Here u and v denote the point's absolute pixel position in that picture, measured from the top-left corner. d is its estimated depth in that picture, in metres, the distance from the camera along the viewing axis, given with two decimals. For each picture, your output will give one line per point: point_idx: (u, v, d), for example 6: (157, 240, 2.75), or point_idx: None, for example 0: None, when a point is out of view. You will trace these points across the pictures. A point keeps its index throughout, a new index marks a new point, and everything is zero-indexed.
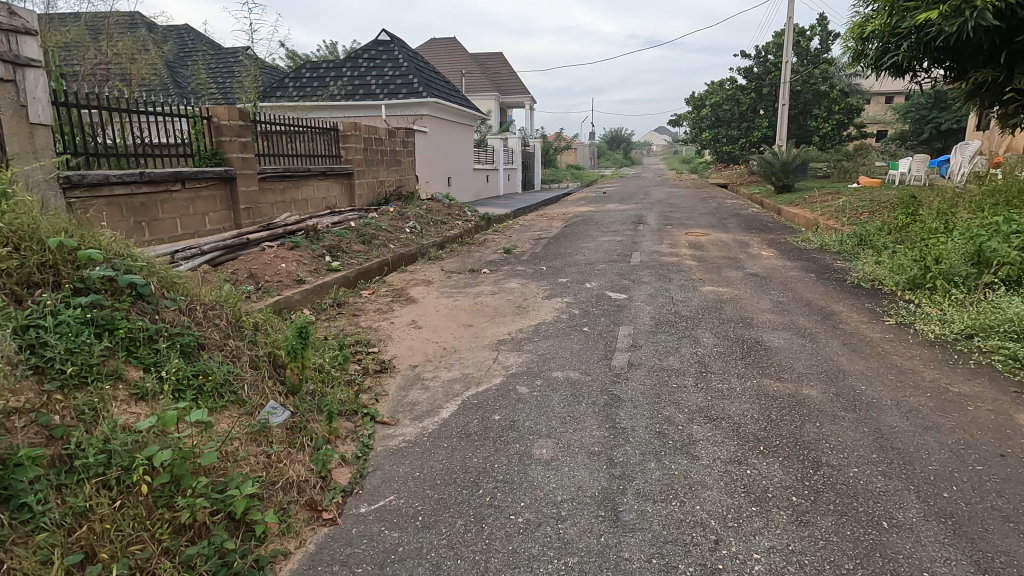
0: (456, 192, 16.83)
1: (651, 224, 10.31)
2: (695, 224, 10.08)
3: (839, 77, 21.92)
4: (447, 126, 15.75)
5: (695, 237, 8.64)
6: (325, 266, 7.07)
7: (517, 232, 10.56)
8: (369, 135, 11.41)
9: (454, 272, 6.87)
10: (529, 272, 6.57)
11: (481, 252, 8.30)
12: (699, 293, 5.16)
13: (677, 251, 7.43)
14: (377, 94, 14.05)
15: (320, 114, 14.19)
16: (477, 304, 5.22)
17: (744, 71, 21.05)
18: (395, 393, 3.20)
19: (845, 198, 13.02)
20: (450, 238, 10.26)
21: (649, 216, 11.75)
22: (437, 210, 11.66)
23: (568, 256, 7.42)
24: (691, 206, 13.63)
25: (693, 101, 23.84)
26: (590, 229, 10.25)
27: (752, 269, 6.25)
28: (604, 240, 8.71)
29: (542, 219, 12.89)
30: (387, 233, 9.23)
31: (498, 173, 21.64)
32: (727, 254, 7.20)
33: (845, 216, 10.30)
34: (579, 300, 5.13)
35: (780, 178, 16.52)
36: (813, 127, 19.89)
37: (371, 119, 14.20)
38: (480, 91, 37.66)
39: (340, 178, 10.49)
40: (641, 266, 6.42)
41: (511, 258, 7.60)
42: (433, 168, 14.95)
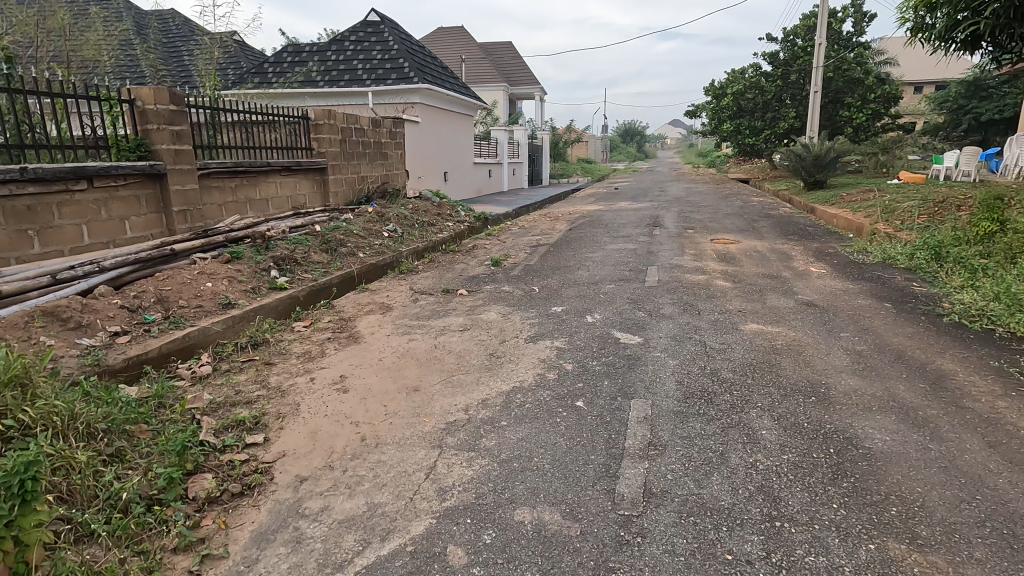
0: (454, 189, 15.47)
1: (669, 228, 8.88)
2: (720, 229, 8.64)
3: (874, 63, 20.17)
4: (443, 116, 14.37)
5: (722, 246, 7.21)
6: (268, 284, 5.75)
7: (513, 236, 9.19)
8: (347, 126, 10.10)
9: (424, 293, 5.52)
10: (516, 295, 5.20)
11: (465, 263, 6.94)
12: (739, 336, 3.76)
13: (703, 266, 6.03)
14: (364, 79, 12.74)
15: (301, 103, 12.94)
16: (437, 347, 3.87)
17: (769, 57, 19.39)
18: (240, 557, 1.86)
19: (889, 197, 11.45)
20: (435, 243, 8.93)
21: (667, 217, 10.31)
22: (424, 209, 10.31)
23: (567, 271, 6.04)
24: (713, 206, 12.18)
25: (713, 90, 22.21)
26: (597, 233, 8.86)
27: (802, 293, 4.83)
28: (613, 249, 7.32)
29: (545, 219, 11.47)
30: (357, 238, 7.90)
31: (502, 167, 20.24)
32: (766, 270, 5.77)
33: (897, 220, 8.80)
34: (574, 343, 3.75)
35: (812, 173, 14.95)
36: (845, 118, 18.25)
37: (357, 107, 12.90)
38: (488, 82, 36.19)
39: (310, 174, 9.17)
40: (659, 289, 5.03)
41: (499, 273, 6.23)
42: (426, 162, 13.61)
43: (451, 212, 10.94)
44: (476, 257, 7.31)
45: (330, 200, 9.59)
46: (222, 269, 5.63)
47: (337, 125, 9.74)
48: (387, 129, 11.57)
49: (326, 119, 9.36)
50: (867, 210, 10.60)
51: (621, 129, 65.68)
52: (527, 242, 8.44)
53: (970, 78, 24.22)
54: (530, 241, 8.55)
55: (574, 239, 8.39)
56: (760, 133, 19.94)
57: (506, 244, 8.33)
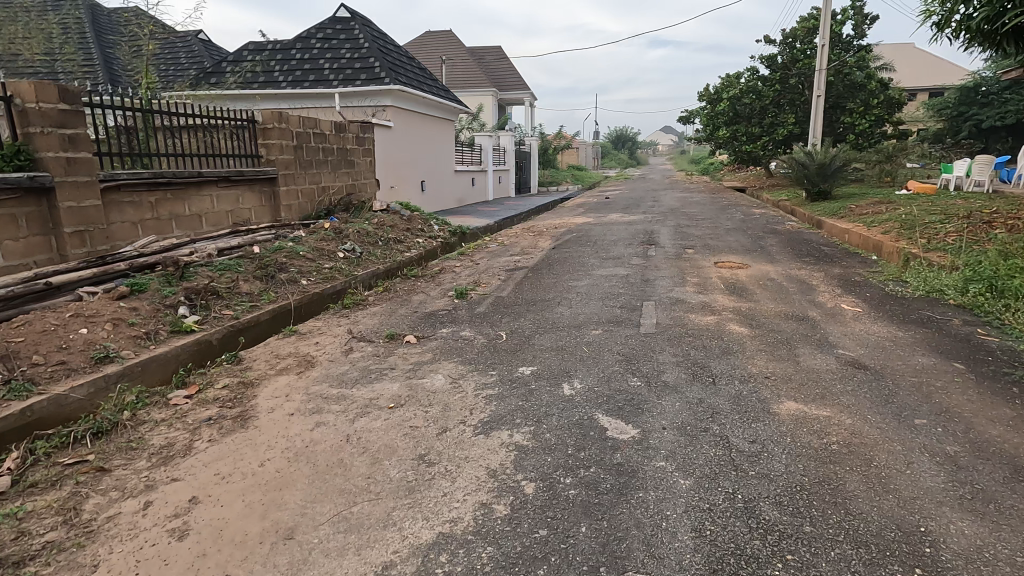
0: (432, 200, 14.39)
1: (665, 247, 7.83)
2: (723, 249, 7.60)
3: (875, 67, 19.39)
4: (419, 120, 13.29)
5: (729, 272, 6.17)
6: (170, 325, 4.60)
7: (488, 256, 8.09)
8: (305, 130, 9.00)
9: (363, 339, 4.40)
10: (477, 344, 4.11)
11: (425, 294, 5.83)
12: (773, 426, 2.66)
13: (709, 300, 4.96)
14: (331, 80, 11.68)
15: (263, 105, 11.87)
16: (350, 440, 2.74)
17: (767, 60, 18.48)
18: None
19: (904, 211, 10.48)
20: (397, 265, 7.83)
21: (662, 233, 9.27)
22: (391, 224, 9.19)
23: (544, 308, 4.95)
24: (712, 219, 11.17)
25: (707, 95, 21.31)
26: (584, 253, 7.80)
27: (842, 346, 3.75)
28: (601, 275, 6.25)
29: (529, 234, 10.38)
30: (302, 261, 6.78)
31: (487, 175, 19.20)
32: (786, 308, 4.71)
33: (922, 239, 7.80)
34: (542, 437, 2.63)
35: (815, 183, 14.01)
36: (847, 124, 17.38)
37: (324, 111, 11.82)
38: (476, 87, 35.26)
39: (257, 185, 8.02)
40: (657, 339, 3.94)
41: (462, 309, 5.12)
42: (400, 171, 12.52)
43: (423, 227, 9.84)
44: (440, 286, 6.20)
45: (282, 213, 8.43)
46: (110, 306, 4.48)
47: (292, 129, 8.62)
48: (352, 135, 10.47)
49: (277, 122, 8.24)
50: (882, 225, 9.62)
51: (613, 135, 64.95)
52: (502, 264, 7.35)
53: (972, 84, 23.50)
54: (507, 263, 7.45)
55: (557, 261, 7.31)
56: (757, 140, 19.05)
57: (478, 267, 7.22)
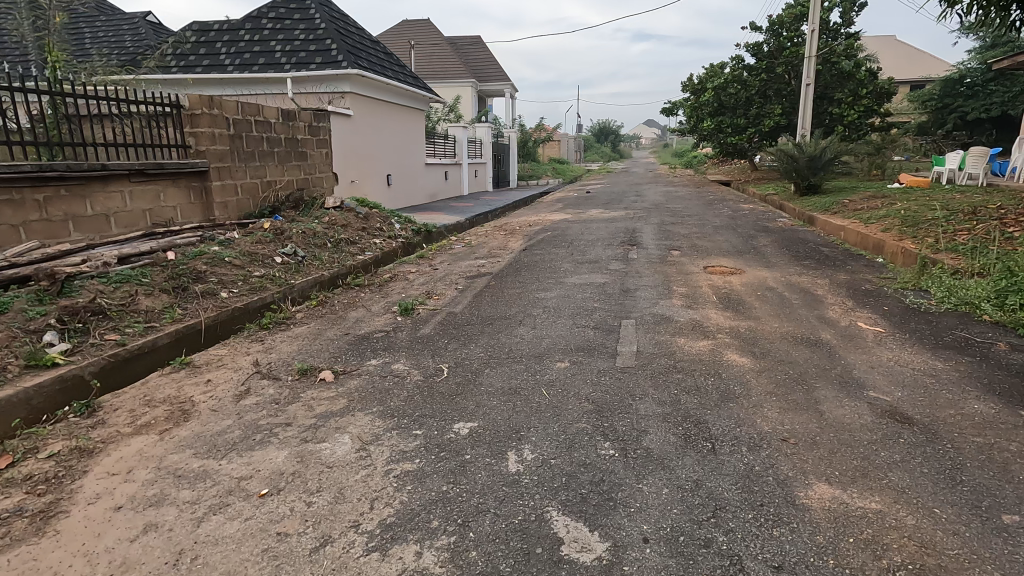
0: (398, 195, 13.38)
1: (649, 249, 7.00)
2: (713, 251, 6.78)
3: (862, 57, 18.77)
4: (383, 109, 12.28)
5: (721, 280, 5.35)
6: (26, 357, 3.62)
7: (449, 260, 7.18)
8: (244, 118, 7.99)
9: (268, 376, 3.48)
10: (410, 383, 3.22)
11: (363, 310, 4.90)
12: (804, 534, 1.81)
13: (699, 319, 4.12)
14: (282, 63, 10.64)
15: (208, 91, 10.80)
16: (179, 562, 1.84)
17: (752, 49, 17.75)
18: None
19: (903, 206, 9.78)
20: (344, 270, 6.89)
21: (645, 232, 8.44)
22: (343, 223, 8.22)
23: (500, 330, 4.06)
24: (698, 215, 10.38)
25: (691, 86, 20.57)
26: (557, 256, 6.92)
27: (872, 386, 2.93)
28: (574, 283, 5.40)
29: (500, 233, 9.48)
30: (227, 269, 5.81)
31: (462, 168, 18.23)
32: (793, 328, 3.88)
33: (930, 238, 7.05)
34: (464, 561, 1.75)
35: (804, 176, 13.32)
36: (836, 115, 16.73)
37: (275, 98, 10.79)
38: (454, 78, 34.17)
39: (183, 179, 7.00)
40: (637, 376, 3.09)
41: (404, 330, 4.23)
42: (360, 164, 11.49)
43: (381, 226, 8.88)
44: (385, 298, 5.27)
45: (215, 212, 7.42)
46: None
47: (227, 116, 7.60)
48: (303, 124, 9.46)
49: (207, 108, 7.22)
50: (881, 222, 8.89)
51: (596, 129, 64.21)
52: (463, 270, 6.45)
53: (959, 75, 23.07)
54: (469, 268, 6.54)
55: (526, 266, 6.43)
56: (743, 131, 18.35)
57: (436, 273, 6.31)
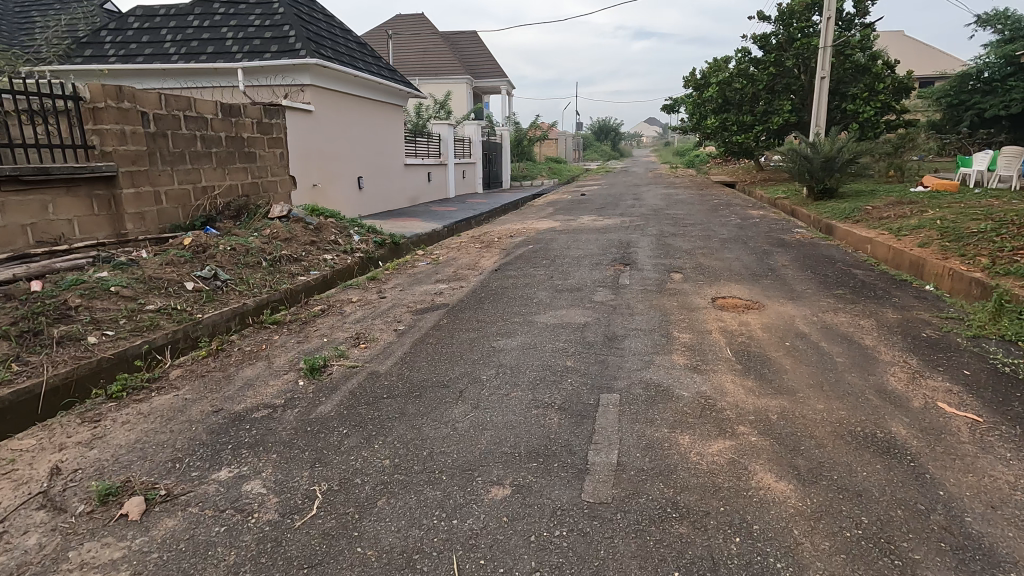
0: (372, 199, 12.21)
1: (645, 271, 5.80)
2: (721, 275, 5.57)
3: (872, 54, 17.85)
4: (351, 104, 11.07)
5: (734, 321, 4.16)
6: None
7: (404, 284, 5.97)
8: (168, 113, 6.78)
9: (51, 503, 2.26)
10: (253, 527, 2.03)
11: (263, 366, 3.70)
12: None
13: (709, 395, 2.90)
14: (233, 52, 9.46)
15: (150, 84, 9.61)
16: None
17: (760, 40, 16.51)
18: None
19: (937, 215, 8.55)
20: (274, 297, 5.71)
21: (641, 247, 7.22)
22: (286, 237, 7.01)
23: (425, 412, 2.85)
24: (703, 224, 9.16)
25: (693, 81, 19.35)
26: (531, 280, 5.71)
27: (1010, 561, 1.72)
28: (544, 324, 4.20)
29: (475, 246, 8.27)
30: (112, 302, 4.61)
31: (448, 169, 17.02)
32: (846, 415, 2.66)
33: (984, 258, 5.83)
34: None
35: (819, 179, 12.11)
36: (850, 113, 15.48)
37: (226, 91, 9.61)
38: (448, 74, 32.97)
39: (81, 187, 5.79)
40: (613, 531, 1.88)
41: (299, 406, 3.04)
42: (325, 166, 10.31)
43: (335, 239, 7.67)
44: (298, 346, 4.07)
45: (126, 225, 6.21)
46: None
47: (144, 110, 6.40)
48: (249, 120, 8.26)
49: (114, 100, 6.02)
50: (915, 234, 7.66)
51: (595, 127, 62.96)
52: (414, 300, 5.23)
53: (976, 70, 21.78)
54: (423, 297, 5.32)
55: (491, 294, 5.23)
56: (750, 129, 17.13)
57: (380, 304, 5.10)
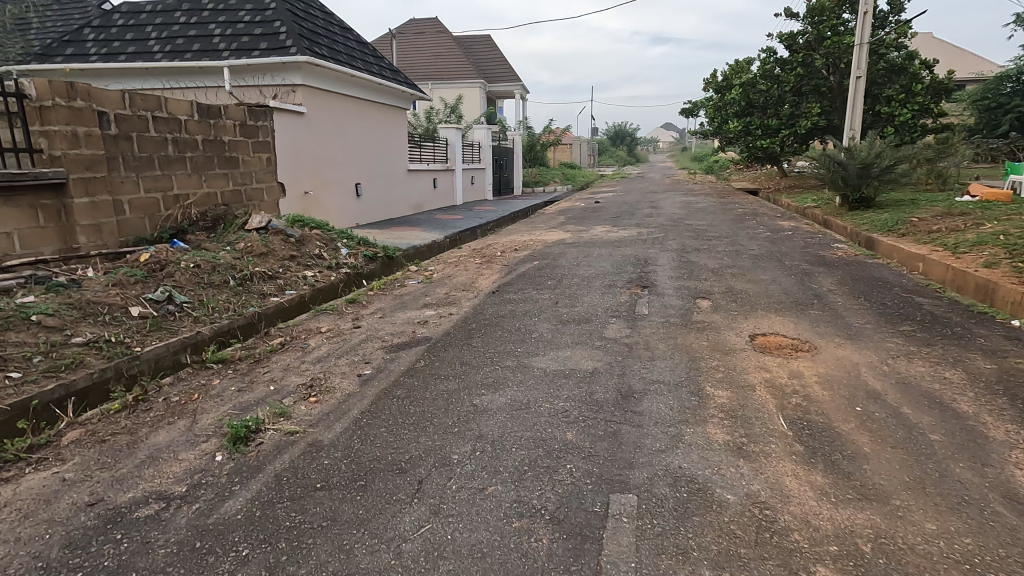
0: (372, 207, 11.51)
1: (667, 297, 4.94)
2: (758, 304, 4.70)
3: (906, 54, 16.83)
4: (348, 106, 10.38)
5: (781, 370, 3.30)
6: None
7: (386, 308, 5.19)
8: (131, 113, 6.10)
9: None
10: None
11: (182, 429, 2.92)
12: None
13: (766, 502, 2.05)
14: (220, 50, 8.82)
15: (133, 85, 8.99)
16: None
17: (786, 39, 15.57)
18: None
19: (998, 228, 7.55)
20: (236, 324, 4.96)
21: (661, 265, 6.38)
22: (262, 251, 6.28)
23: (363, 520, 2.05)
24: (729, 237, 8.27)
25: (715, 84, 18.44)
26: (532, 307, 4.89)
27: None
28: (542, 372, 3.38)
29: (475, 261, 7.48)
30: (32, 334, 3.88)
31: (456, 174, 16.30)
32: (974, 547, 1.80)
33: None
34: None
35: (854, 187, 11.14)
36: (885, 116, 14.46)
37: (212, 92, 8.97)
38: (460, 78, 32.40)
39: (23, 195, 5.09)
40: None
41: (203, 500, 2.25)
42: (318, 172, 9.63)
43: (319, 253, 6.93)
44: (236, 397, 3.29)
45: (79, 238, 5.52)
46: None
47: (102, 110, 5.72)
48: (230, 122, 7.58)
49: (64, 98, 5.32)
50: (976, 251, 6.68)
51: (611, 131, 62.09)
52: (392, 331, 4.45)
53: (1015, 71, 20.55)
54: (403, 328, 4.53)
55: (483, 325, 4.42)
56: (775, 134, 16.17)
57: (352, 337, 4.32)
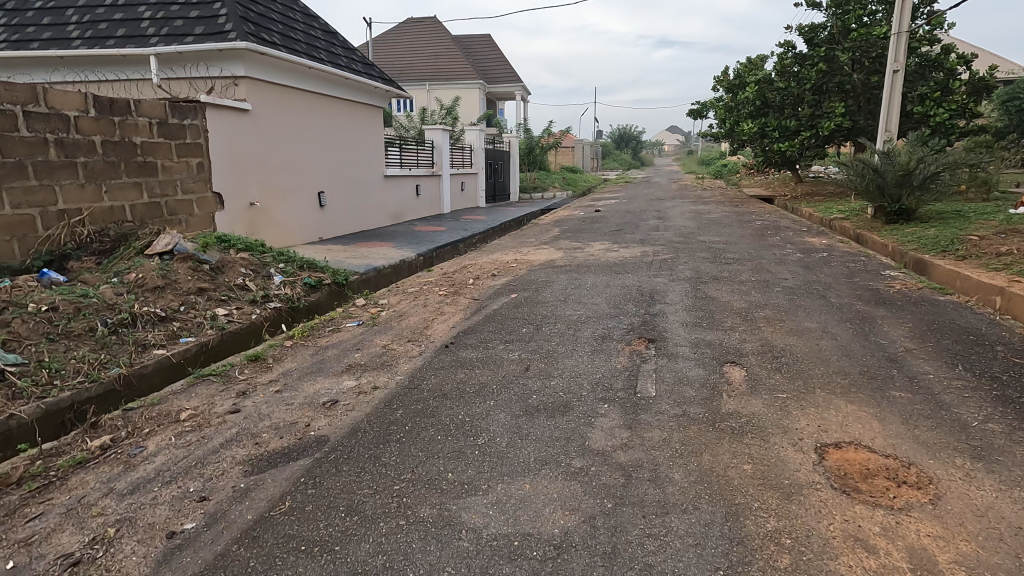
0: (339, 218, 10.16)
1: (683, 365, 3.51)
2: (813, 379, 3.26)
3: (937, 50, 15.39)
4: (307, 103, 8.99)
5: (890, 544, 1.88)
6: None
7: (294, 373, 3.77)
8: None
9: None
10: None
11: None
12: None
13: None
14: (148, 35, 7.48)
15: (49, 77, 7.66)
16: None
17: (807, 32, 14.12)
18: None
19: None
20: (79, 398, 3.56)
21: (672, 303, 4.95)
22: (157, 284, 4.89)
23: None
24: (752, 259, 6.85)
25: (726, 82, 17.02)
26: (490, 378, 3.46)
27: None
28: (474, 545, 1.94)
29: (440, 291, 6.06)
30: None
31: (444, 179, 14.90)
32: None
33: None
34: None
35: (892, 196, 9.67)
36: (918, 116, 12.99)
37: (140, 85, 7.63)
38: (458, 78, 31.10)
39: None
40: None
41: None
42: (268, 179, 8.30)
43: (242, 283, 5.54)
44: None
45: None
46: None
47: None
48: (145, 120, 6.21)
49: None
50: None
51: (616, 135, 60.71)
52: (279, 421, 3.03)
53: None
54: (298, 414, 3.11)
55: (411, 415, 2.99)
56: (794, 136, 14.72)
57: (214, 435, 2.90)
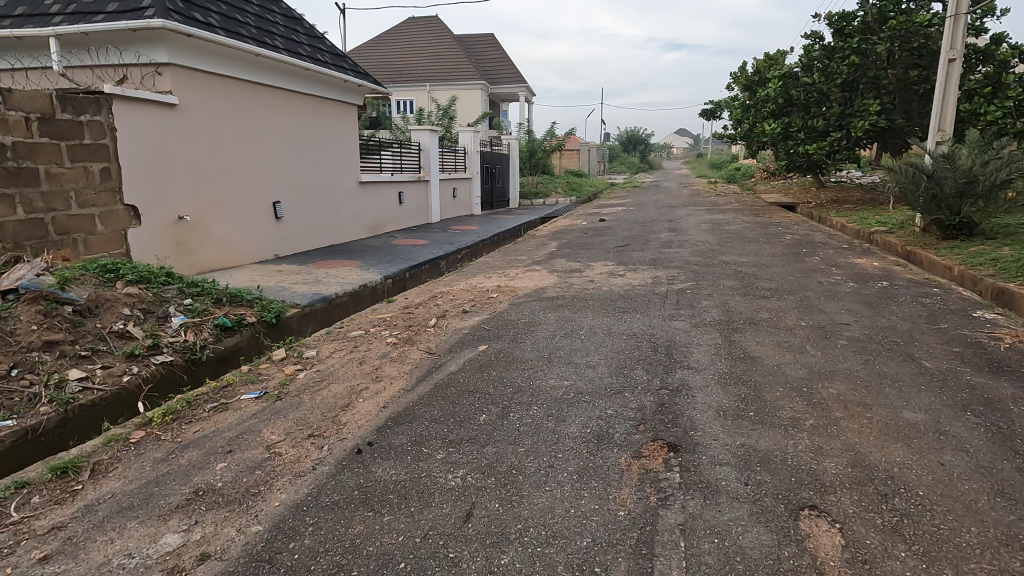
0: (302, 232, 8.79)
1: (728, 520, 2.06)
2: (970, 566, 1.81)
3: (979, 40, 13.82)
4: (256, 98, 7.64)
5: None
6: None
7: (101, 509, 2.37)
8: None
9: None
10: None
11: None
12: None
13: None
14: (52, 13, 6.19)
15: None
16: None
17: (839, 20, 12.60)
18: None
19: None
20: None
21: (698, 367, 3.52)
22: None
23: None
24: (795, 291, 5.38)
25: (744, 79, 15.54)
26: (401, 540, 2.04)
27: None
28: None
29: (390, 336, 4.65)
30: None
31: (433, 185, 13.52)
32: None
33: None
34: None
35: (949, 207, 8.14)
36: (966, 114, 11.47)
37: (46, 74, 6.37)
38: (459, 78, 29.79)
39: None
40: None
41: None
42: (204, 187, 6.95)
43: (120, 329, 4.16)
44: None
45: None
46: None
47: None
48: (17, 114, 4.78)
49: None
50: None
51: (623, 137, 59.17)
52: None
53: None
54: None
55: None
56: (822, 137, 13.22)
57: None
